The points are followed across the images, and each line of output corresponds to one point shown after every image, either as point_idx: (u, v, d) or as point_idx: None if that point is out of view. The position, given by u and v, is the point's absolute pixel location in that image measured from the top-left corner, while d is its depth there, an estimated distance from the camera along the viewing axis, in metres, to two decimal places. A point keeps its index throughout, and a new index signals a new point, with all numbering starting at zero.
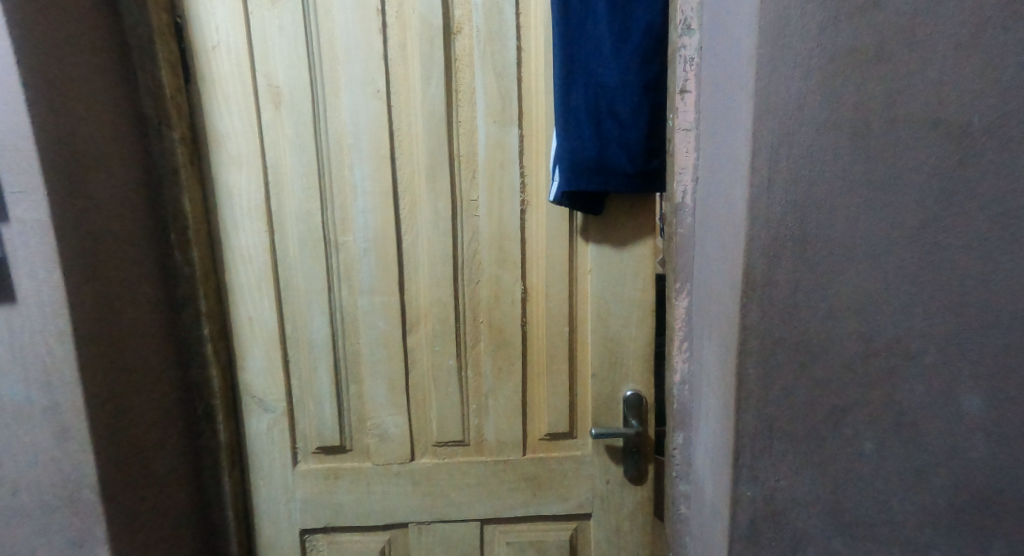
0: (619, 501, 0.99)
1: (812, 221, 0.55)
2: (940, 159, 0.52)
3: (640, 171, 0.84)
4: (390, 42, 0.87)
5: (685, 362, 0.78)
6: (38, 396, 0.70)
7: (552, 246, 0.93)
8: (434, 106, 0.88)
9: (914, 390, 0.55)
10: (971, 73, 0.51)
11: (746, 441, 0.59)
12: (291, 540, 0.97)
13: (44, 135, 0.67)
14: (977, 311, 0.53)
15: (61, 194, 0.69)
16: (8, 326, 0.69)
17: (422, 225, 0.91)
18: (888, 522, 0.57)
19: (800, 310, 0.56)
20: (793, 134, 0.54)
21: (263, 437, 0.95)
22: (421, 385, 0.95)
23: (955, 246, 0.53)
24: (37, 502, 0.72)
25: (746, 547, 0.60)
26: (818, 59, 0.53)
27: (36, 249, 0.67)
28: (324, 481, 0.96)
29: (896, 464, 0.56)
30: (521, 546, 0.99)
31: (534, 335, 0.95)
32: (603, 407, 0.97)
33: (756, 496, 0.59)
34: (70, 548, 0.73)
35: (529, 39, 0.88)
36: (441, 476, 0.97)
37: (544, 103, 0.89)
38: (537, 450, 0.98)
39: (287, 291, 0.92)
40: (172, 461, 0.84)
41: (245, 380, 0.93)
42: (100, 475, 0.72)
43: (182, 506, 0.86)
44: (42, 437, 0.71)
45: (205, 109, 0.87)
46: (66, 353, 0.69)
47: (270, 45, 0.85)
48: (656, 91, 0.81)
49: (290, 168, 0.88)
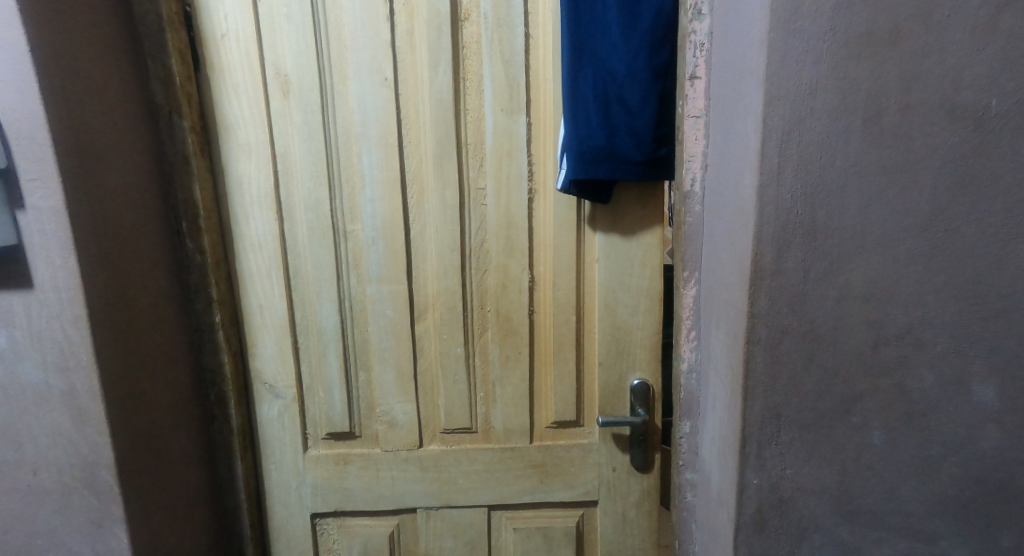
0: (625, 488, 1.00)
1: (823, 208, 0.54)
2: (955, 146, 0.52)
3: (648, 160, 0.83)
4: (398, 30, 0.86)
5: (692, 351, 0.79)
6: (57, 380, 0.71)
7: (560, 235, 0.93)
8: (442, 94, 0.88)
9: (924, 379, 0.55)
10: (988, 58, 0.51)
11: (753, 429, 0.59)
12: (302, 524, 0.99)
13: (58, 124, 0.68)
14: (989, 299, 0.53)
15: (75, 181, 0.69)
16: (26, 311, 0.70)
17: (430, 213, 0.91)
18: (895, 509, 0.57)
19: (810, 298, 0.56)
20: (805, 121, 0.54)
21: (273, 422, 0.96)
22: (429, 373, 0.96)
23: (967, 234, 0.53)
24: (56, 483, 0.74)
25: (753, 533, 0.61)
26: (830, 45, 0.52)
27: (52, 236, 0.68)
28: (334, 466, 0.97)
29: (905, 453, 0.56)
30: (528, 531, 1.00)
31: (542, 323, 0.96)
32: (610, 396, 0.97)
33: (763, 484, 0.60)
34: (88, 528, 0.75)
35: (537, 26, 0.87)
36: (449, 462, 0.98)
37: (552, 90, 0.89)
38: (544, 437, 0.99)
39: (297, 279, 0.93)
40: (185, 446, 0.86)
41: (256, 367, 0.94)
42: (117, 458, 0.74)
43: (195, 489, 0.88)
44: (60, 419, 0.72)
45: (214, 97, 0.87)
46: (83, 338, 0.71)
47: (278, 33, 0.85)
48: (667, 77, 0.80)
49: (299, 155, 0.89)
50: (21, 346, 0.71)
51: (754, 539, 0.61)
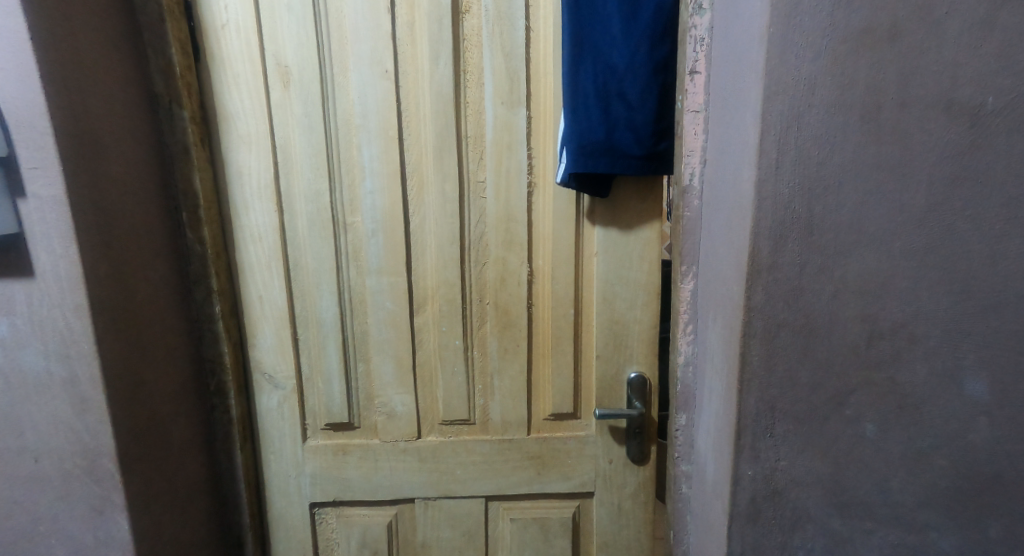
0: (622, 480, 1.01)
1: (820, 204, 0.55)
2: (952, 143, 0.52)
3: (647, 154, 0.84)
4: (399, 22, 0.86)
5: (690, 344, 0.80)
6: (58, 368, 0.72)
7: (558, 228, 0.93)
8: (442, 86, 0.88)
9: (916, 374, 0.56)
10: (985, 56, 0.51)
11: (748, 421, 0.60)
12: (301, 514, 1.00)
13: (60, 114, 0.68)
14: (982, 294, 0.54)
15: (76, 170, 0.70)
16: (27, 299, 0.70)
17: (429, 205, 0.92)
18: (886, 500, 0.58)
19: (805, 293, 0.57)
20: (804, 116, 0.54)
21: (273, 412, 0.96)
22: (428, 365, 0.97)
23: (962, 230, 0.53)
24: (57, 470, 0.75)
25: (746, 524, 0.62)
26: (830, 41, 0.53)
27: (53, 225, 0.69)
28: (333, 456, 0.98)
29: (896, 446, 0.57)
30: (526, 522, 1.01)
31: (540, 316, 0.96)
32: (607, 389, 0.98)
33: (757, 476, 0.61)
34: (90, 515, 0.75)
35: (538, 19, 0.87)
36: (447, 453, 0.99)
37: (552, 84, 0.89)
38: (543, 430, 1.00)
39: (297, 270, 0.93)
40: (185, 436, 0.86)
41: (255, 357, 0.94)
42: (118, 446, 0.74)
43: (195, 478, 0.88)
44: (62, 408, 0.73)
45: (215, 88, 0.87)
46: (84, 326, 0.71)
47: (278, 24, 0.85)
48: (667, 72, 0.81)
49: (298, 147, 0.89)
50: (22, 334, 0.71)
51: (748, 529, 0.62)
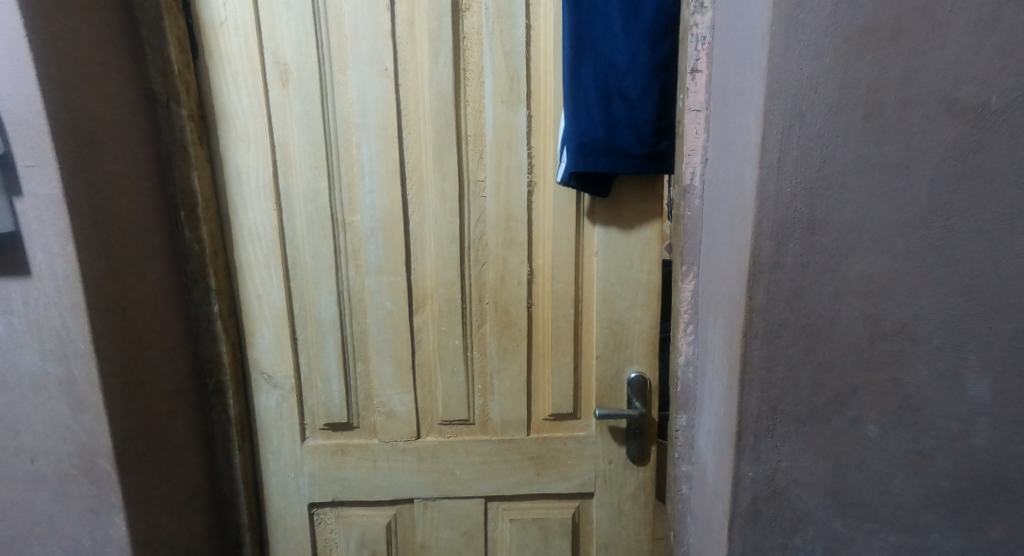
0: (622, 480, 1.00)
1: (822, 204, 0.55)
2: (955, 143, 0.52)
3: (648, 153, 0.84)
4: (399, 20, 0.86)
5: (690, 344, 0.80)
6: (55, 368, 0.71)
7: (559, 227, 0.93)
8: (442, 85, 0.87)
9: (918, 375, 0.55)
10: (989, 54, 0.51)
11: (749, 422, 0.59)
12: (300, 514, 0.99)
13: (57, 112, 0.67)
14: (985, 295, 0.53)
15: (74, 168, 0.69)
16: (24, 299, 0.70)
17: (429, 203, 0.91)
18: (888, 501, 0.58)
19: (807, 293, 0.56)
20: (806, 115, 0.54)
21: (271, 412, 0.96)
22: (427, 364, 0.96)
23: (965, 230, 0.53)
24: (54, 470, 0.74)
25: (747, 525, 0.61)
26: (833, 39, 0.52)
27: (50, 223, 0.68)
28: (332, 456, 0.98)
29: (898, 447, 0.57)
30: (525, 522, 1.01)
31: (540, 316, 0.96)
32: (607, 389, 0.98)
33: (758, 477, 0.60)
34: (87, 515, 0.75)
35: (539, 17, 0.87)
36: (446, 453, 0.98)
37: (553, 83, 0.88)
38: (542, 430, 0.99)
39: (296, 269, 0.92)
40: (183, 436, 0.86)
41: (254, 356, 0.94)
42: (115, 446, 0.74)
43: (193, 478, 0.88)
44: (59, 408, 0.72)
45: (213, 86, 0.86)
46: (81, 326, 0.70)
47: (277, 21, 0.85)
48: (667, 70, 0.80)
49: (297, 145, 0.89)
50: (19, 334, 0.71)
51: (749, 531, 0.61)
